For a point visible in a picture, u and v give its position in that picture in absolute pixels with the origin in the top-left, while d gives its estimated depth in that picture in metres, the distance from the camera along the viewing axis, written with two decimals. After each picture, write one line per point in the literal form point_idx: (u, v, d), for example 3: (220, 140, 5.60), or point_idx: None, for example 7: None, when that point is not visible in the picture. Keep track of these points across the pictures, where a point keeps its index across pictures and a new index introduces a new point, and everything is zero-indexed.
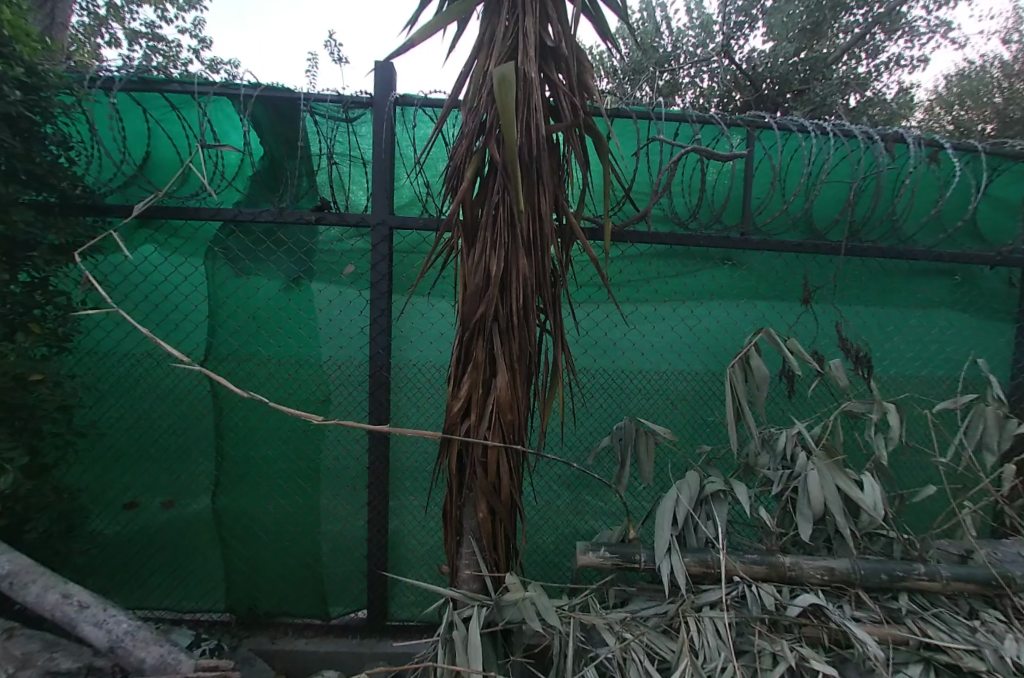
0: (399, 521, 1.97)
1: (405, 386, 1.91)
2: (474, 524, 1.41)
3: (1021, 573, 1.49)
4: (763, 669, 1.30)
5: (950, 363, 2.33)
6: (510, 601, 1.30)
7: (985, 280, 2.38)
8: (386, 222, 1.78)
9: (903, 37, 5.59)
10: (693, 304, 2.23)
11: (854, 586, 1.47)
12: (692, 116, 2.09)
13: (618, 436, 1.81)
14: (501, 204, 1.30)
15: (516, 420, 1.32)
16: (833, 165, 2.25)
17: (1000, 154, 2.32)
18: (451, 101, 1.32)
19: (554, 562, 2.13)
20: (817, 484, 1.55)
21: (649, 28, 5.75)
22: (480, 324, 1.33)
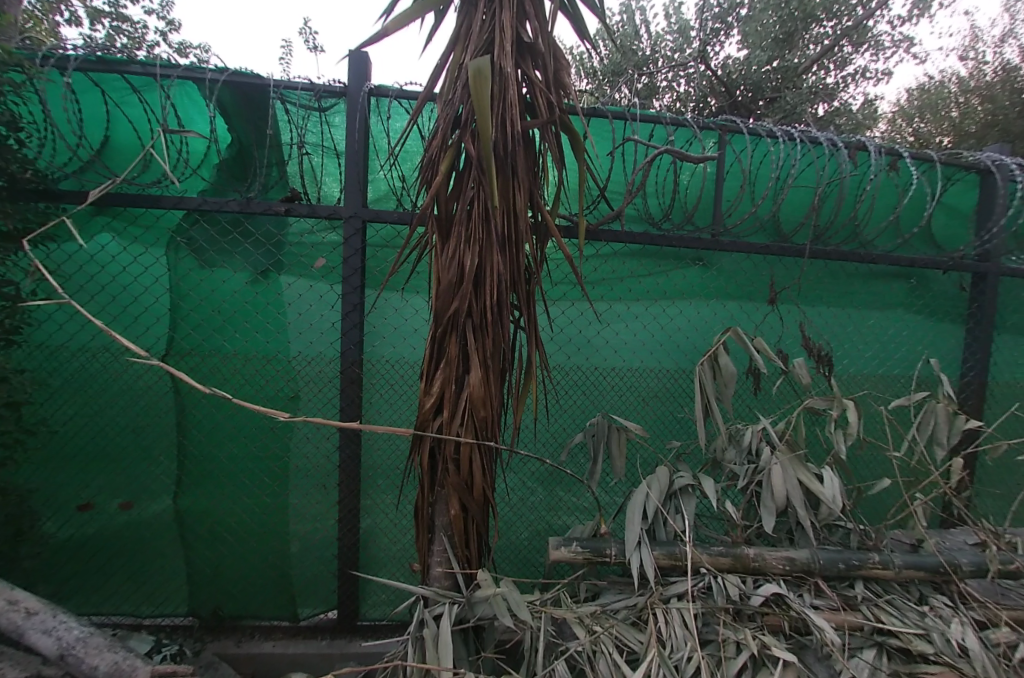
0: (370, 519, 1.94)
1: (377, 382, 1.88)
2: (445, 521, 1.40)
3: (966, 560, 1.58)
4: (727, 657, 1.33)
5: (905, 362, 2.45)
6: (482, 597, 1.31)
7: (939, 284, 2.51)
8: (359, 215, 1.76)
9: (868, 50, 5.81)
10: (665, 303, 2.26)
11: (814, 575, 1.52)
12: (666, 118, 2.12)
13: (591, 432, 1.82)
14: (475, 199, 1.29)
15: (489, 416, 1.31)
16: (800, 171, 2.33)
17: (955, 165, 2.44)
18: (426, 93, 1.31)
19: (527, 558, 2.15)
20: (779, 477, 1.61)
21: (628, 30, 5.81)
22: (454, 321, 1.32)
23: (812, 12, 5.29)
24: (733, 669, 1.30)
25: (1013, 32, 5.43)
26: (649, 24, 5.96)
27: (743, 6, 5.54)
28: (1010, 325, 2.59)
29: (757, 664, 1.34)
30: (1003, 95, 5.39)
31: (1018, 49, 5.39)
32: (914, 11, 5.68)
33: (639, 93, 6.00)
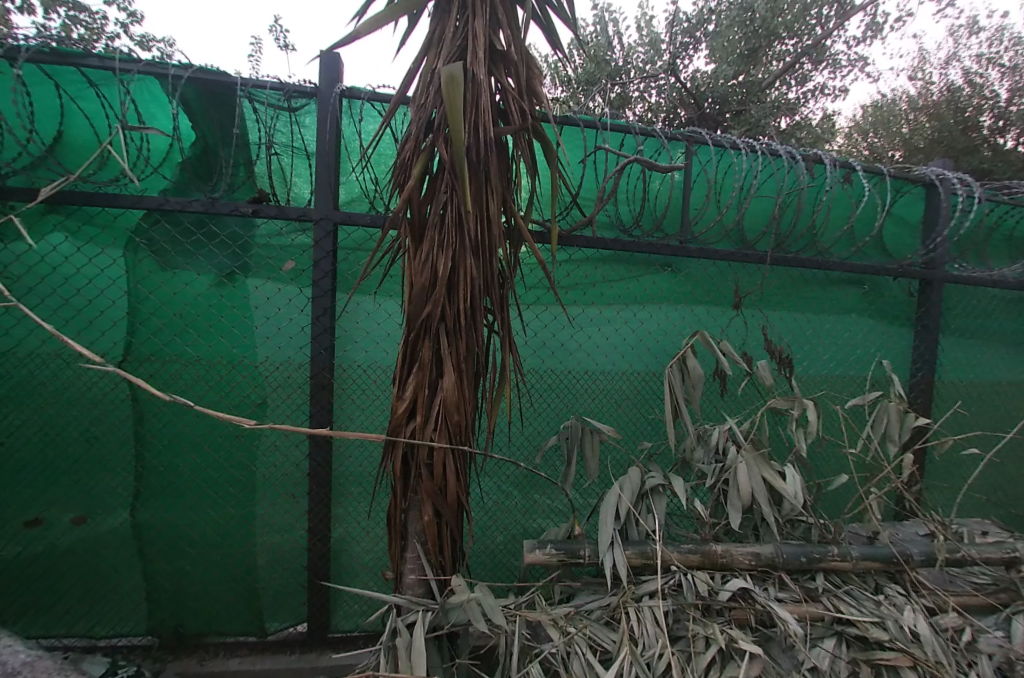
0: (342, 526, 1.91)
1: (349, 387, 1.85)
2: (419, 527, 1.38)
3: (917, 551, 1.66)
4: (696, 653, 1.37)
5: (861, 364, 2.57)
6: (456, 603, 1.30)
7: (891, 290, 2.65)
8: (330, 217, 1.74)
9: (827, 68, 6.10)
10: (636, 308, 2.31)
11: (778, 569, 1.58)
12: (636, 127, 2.18)
13: (564, 435, 1.84)
14: (449, 204, 1.30)
15: (463, 421, 1.31)
16: (761, 182, 2.43)
17: (903, 178, 2.59)
18: (399, 97, 1.30)
19: (502, 562, 2.14)
20: (745, 475, 1.66)
21: (601, 40, 5.94)
22: (427, 324, 1.31)
23: (775, 30, 5.52)
24: (702, 663, 1.34)
25: (956, 55, 5.80)
26: (621, 36, 6.10)
27: (711, 21, 5.72)
28: (955, 329, 2.75)
29: (725, 657, 1.38)
30: (948, 113, 5.73)
31: (961, 71, 5.75)
32: (868, 32, 6.00)
33: (612, 102, 6.12)
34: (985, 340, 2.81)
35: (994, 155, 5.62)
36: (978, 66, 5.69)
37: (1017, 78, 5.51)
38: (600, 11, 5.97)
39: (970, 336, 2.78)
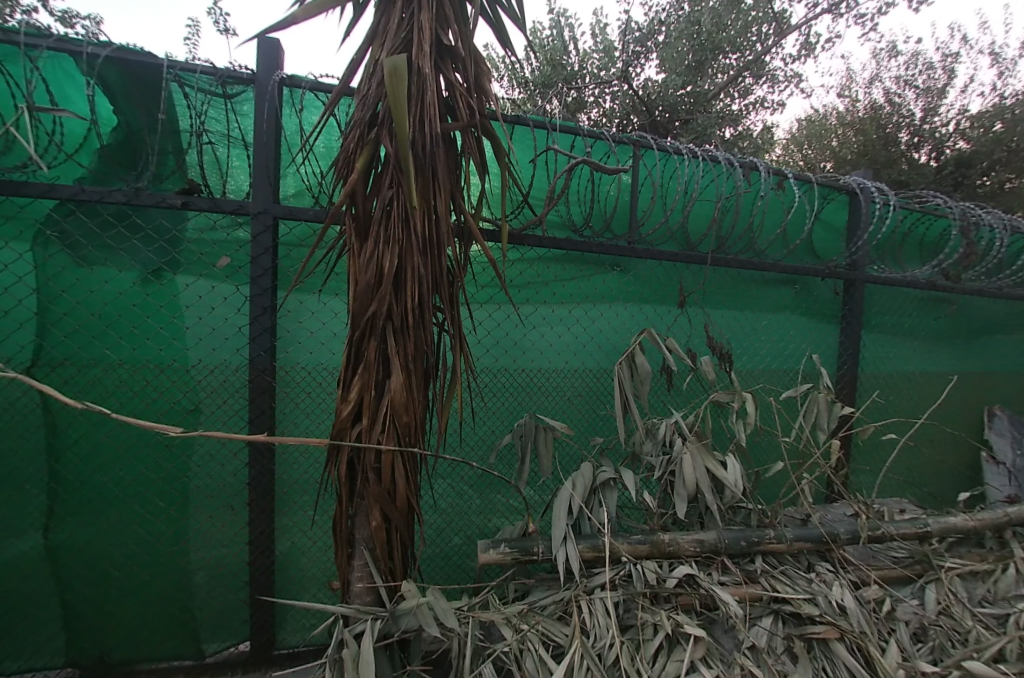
0: (286, 535, 1.82)
1: (292, 389, 1.77)
2: (366, 533, 1.34)
3: (844, 530, 1.79)
4: (645, 640, 1.41)
5: (794, 358, 2.75)
6: (406, 609, 1.27)
7: (820, 289, 2.85)
8: (270, 211, 1.66)
9: (766, 82, 6.47)
10: (587, 307, 2.35)
11: (720, 554, 1.65)
12: (584, 130, 2.22)
13: (518, 433, 1.84)
14: (394, 200, 1.26)
15: (413, 422, 1.28)
16: (702, 186, 2.54)
17: (830, 186, 2.78)
18: (342, 87, 1.26)
19: (457, 564, 2.11)
20: (689, 466, 1.73)
21: (557, 45, 6.06)
22: (372, 324, 1.27)
23: (720, 44, 5.80)
24: (650, 650, 1.37)
25: (879, 76, 6.30)
26: (576, 41, 6.22)
27: (661, 32, 5.94)
28: (875, 325, 2.99)
29: (672, 642, 1.42)
30: (872, 129, 6.21)
31: (883, 90, 6.25)
32: (802, 51, 6.41)
33: (569, 105, 6.24)
34: (901, 335, 3.07)
35: (911, 168, 6.15)
36: (897, 88, 6.21)
37: (930, 99, 6.04)
38: (557, 15, 6.05)
39: (888, 332, 3.03)
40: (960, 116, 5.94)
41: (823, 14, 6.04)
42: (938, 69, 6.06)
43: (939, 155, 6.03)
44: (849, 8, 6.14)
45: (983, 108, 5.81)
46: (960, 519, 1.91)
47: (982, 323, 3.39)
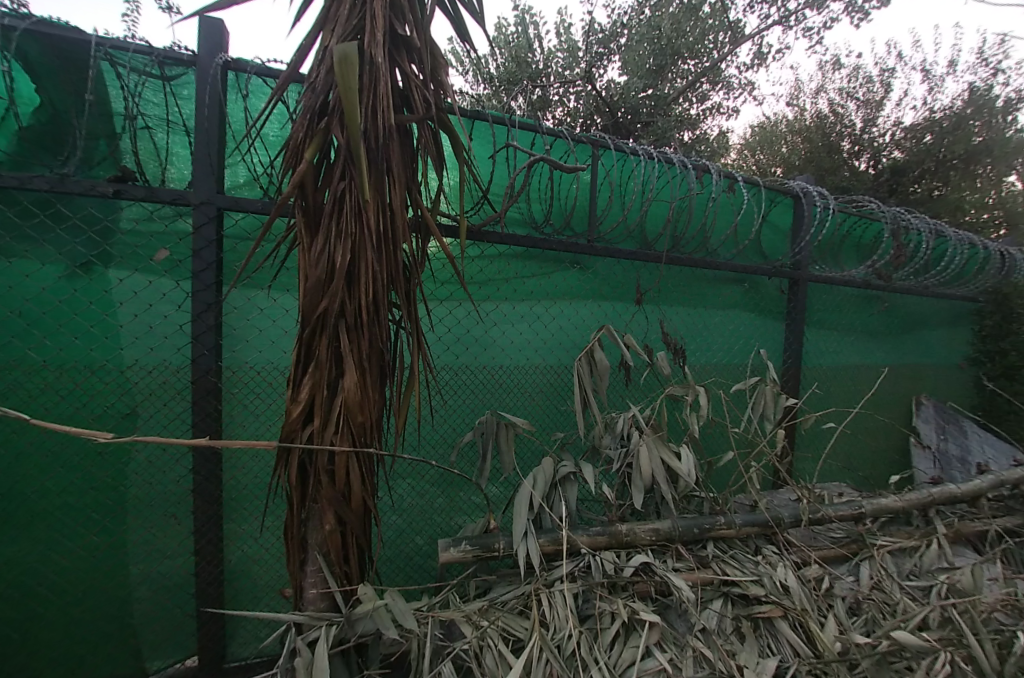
0: (235, 542, 1.75)
1: (241, 390, 1.70)
2: (320, 537, 1.30)
3: (787, 514, 1.89)
4: (603, 629, 1.43)
5: (744, 353, 2.88)
6: (362, 613, 1.24)
7: (767, 288, 2.99)
8: (214, 201, 1.58)
9: (721, 89, 6.72)
10: (547, 304, 2.37)
11: (675, 542, 1.71)
12: (543, 127, 2.23)
13: (479, 430, 1.83)
14: (346, 192, 1.22)
15: (368, 421, 1.25)
16: (658, 187, 2.60)
17: (776, 190, 2.91)
18: (290, 73, 1.21)
19: (418, 565, 2.08)
20: (646, 457, 1.77)
21: (522, 42, 6.09)
22: (324, 320, 1.22)
23: (678, 50, 5.97)
24: (608, 638, 1.40)
25: (823, 87, 6.66)
26: (541, 40, 6.26)
27: (623, 35, 6.05)
28: (818, 321, 3.16)
29: (629, 630, 1.45)
30: (817, 137, 6.56)
31: (827, 101, 6.61)
32: (755, 60, 6.69)
33: (534, 103, 6.26)
34: (841, 331, 3.27)
35: (852, 175, 6.53)
36: (840, 99, 6.57)
37: (870, 111, 6.42)
38: (522, 13, 6.06)
39: (830, 328, 3.21)
40: (895, 127, 6.36)
41: (774, 25, 6.32)
42: (876, 83, 6.45)
43: (876, 164, 6.45)
44: (797, 21, 6.45)
45: (915, 121, 6.23)
46: (891, 500, 2.05)
47: (912, 320, 3.65)
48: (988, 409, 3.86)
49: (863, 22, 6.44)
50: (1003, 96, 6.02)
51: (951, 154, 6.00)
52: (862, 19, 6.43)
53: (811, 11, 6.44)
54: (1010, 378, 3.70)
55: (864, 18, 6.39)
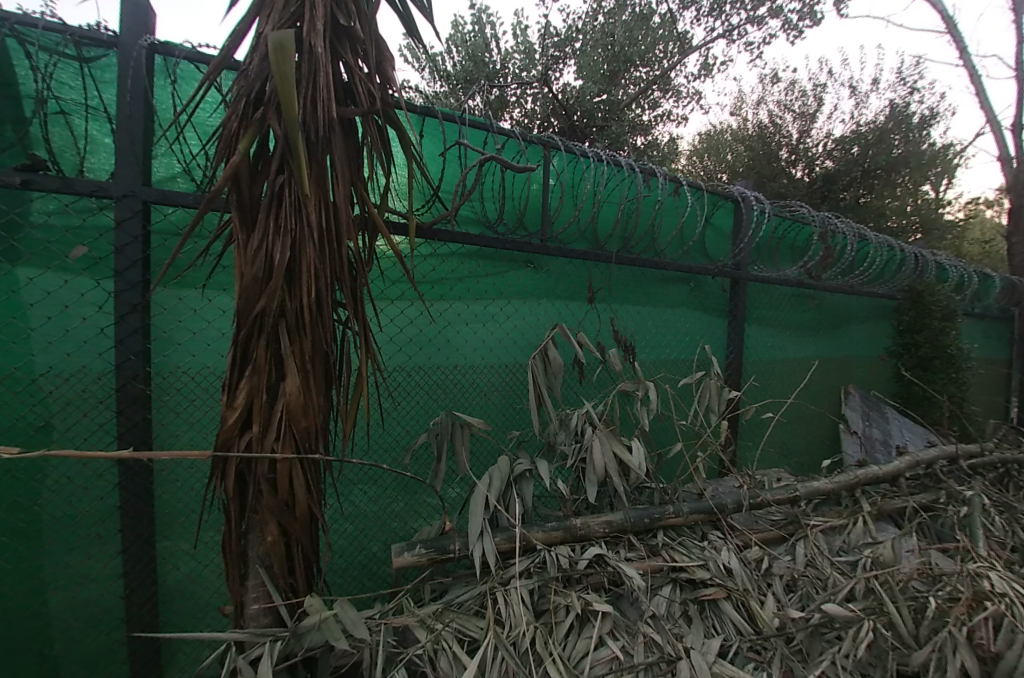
0: (169, 560, 1.64)
1: (174, 396, 1.60)
2: (261, 550, 1.23)
3: (730, 501, 1.99)
4: (558, 622, 1.45)
5: (690, 348, 3.00)
6: (309, 625, 1.19)
7: (710, 287, 3.12)
8: (139, 194, 1.48)
9: (671, 97, 6.98)
10: (501, 303, 2.37)
11: (627, 532, 1.75)
12: (493, 126, 2.23)
13: (434, 432, 1.80)
14: (285, 186, 1.17)
15: (312, 426, 1.20)
16: (607, 188, 2.66)
17: (718, 193, 3.05)
18: (221, 60, 1.14)
19: (372, 572, 2.02)
20: (598, 452, 1.81)
21: (479, 42, 6.10)
22: (262, 321, 1.16)
23: (631, 57, 6.14)
24: (562, 631, 1.41)
25: (764, 98, 7.04)
26: (498, 40, 6.29)
27: (578, 40, 6.17)
28: (758, 318, 3.34)
29: (582, 622, 1.47)
30: (758, 144, 6.94)
31: (768, 112, 6.99)
32: (701, 70, 7.00)
33: (491, 103, 6.27)
34: (779, 326, 3.47)
35: (789, 182, 6.96)
36: (778, 110, 6.97)
37: (805, 123, 6.85)
38: (478, 12, 6.05)
39: (768, 324, 3.40)
40: (827, 139, 6.81)
41: (718, 38, 6.63)
42: (810, 97, 6.88)
43: (810, 172, 6.89)
44: (740, 35, 6.80)
45: (845, 133, 6.70)
46: (822, 483, 2.20)
47: (841, 316, 3.93)
48: (906, 397, 4.21)
49: (797, 40, 6.87)
50: (919, 113, 6.59)
51: (876, 165, 6.53)
52: (797, 36, 6.86)
53: (752, 27, 6.80)
54: (924, 368, 4.06)
55: (798, 35, 6.82)
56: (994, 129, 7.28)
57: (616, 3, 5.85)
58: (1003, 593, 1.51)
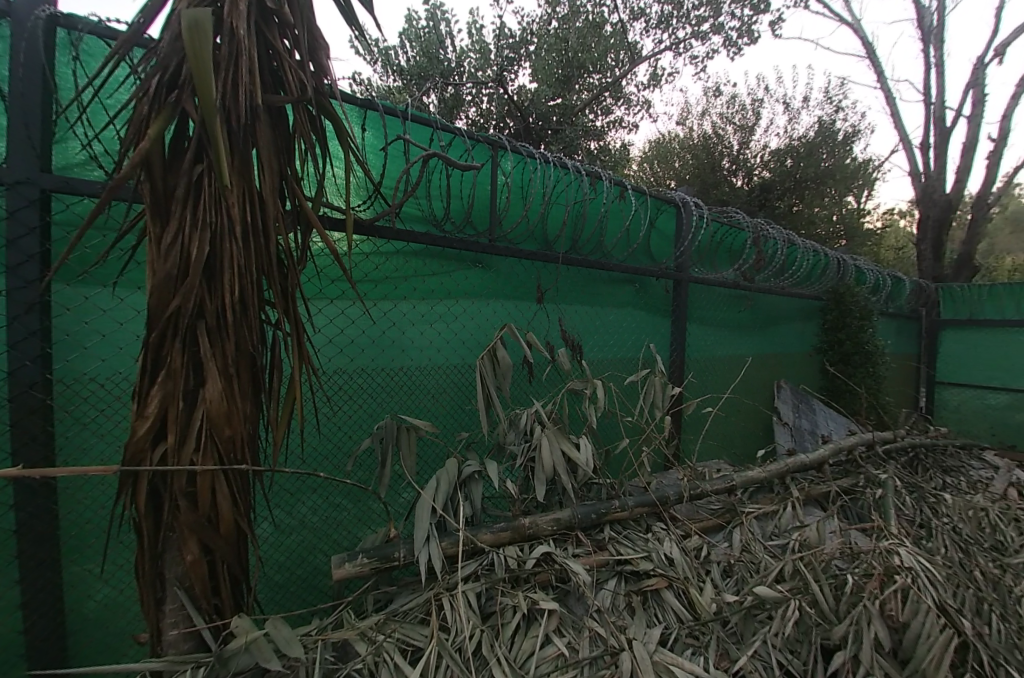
0: (77, 587, 1.48)
1: (80, 406, 1.45)
2: (181, 570, 1.13)
3: (672, 493, 2.05)
4: (505, 624, 1.43)
5: (635, 347, 3.09)
6: (237, 648, 1.11)
7: (654, 288, 3.21)
8: (36, 182, 1.34)
9: (623, 104, 7.16)
10: (450, 303, 2.33)
11: (574, 529, 1.77)
12: (437, 122, 2.18)
13: (378, 436, 1.73)
14: (203, 177, 1.08)
15: (237, 435, 1.11)
16: (554, 190, 2.67)
17: (661, 198, 3.15)
18: (128, 36, 1.04)
19: (313, 586, 1.92)
20: (547, 451, 1.81)
21: (433, 38, 6.03)
22: (178, 322, 1.07)
23: (584, 63, 6.25)
24: (509, 632, 1.39)
25: (707, 110, 7.37)
26: (453, 38, 6.22)
27: (532, 43, 6.22)
28: (699, 317, 3.49)
29: (529, 621, 1.46)
30: (702, 153, 7.26)
31: (711, 123, 7.33)
32: (650, 81, 7.23)
33: (446, 102, 6.24)
34: (718, 325, 3.63)
35: (730, 190, 7.32)
36: (721, 122, 7.32)
37: (745, 134, 7.21)
38: (433, 8, 5.95)
39: (709, 323, 3.55)
40: (765, 151, 7.20)
41: (665, 50, 6.88)
42: (749, 111, 7.26)
43: (749, 180, 7.29)
44: (685, 48, 7.09)
45: (780, 145, 7.12)
46: (757, 472, 2.31)
47: (774, 315, 4.17)
48: (830, 390, 4.52)
49: (737, 56, 7.24)
50: (843, 129, 7.12)
51: (805, 175, 7.00)
52: (736, 52, 7.24)
53: (696, 41, 7.10)
54: (846, 364, 4.38)
55: (737, 52, 7.20)
56: (906, 147, 7.98)
57: (569, 10, 5.95)
58: (910, 567, 1.64)
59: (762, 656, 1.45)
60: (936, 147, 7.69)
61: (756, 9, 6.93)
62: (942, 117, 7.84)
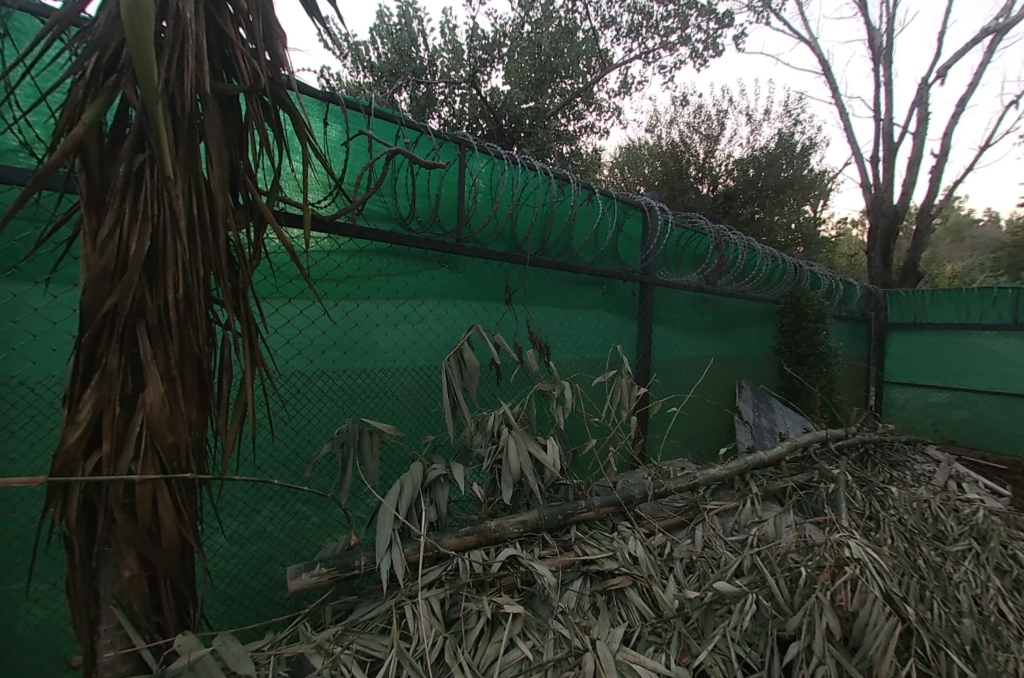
0: (4, 609, 1.37)
1: (7, 412, 1.35)
2: (118, 587, 1.06)
3: (637, 492, 2.08)
4: (469, 629, 1.41)
5: (602, 348, 3.11)
6: (180, 668, 1.05)
7: (621, 290, 3.25)
8: None
9: (594, 110, 7.24)
10: (416, 303, 2.29)
11: (541, 531, 1.76)
12: (401, 118, 2.13)
13: (340, 440, 1.68)
14: (145, 167, 1.02)
15: (181, 442, 1.05)
16: (522, 191, 2.66)
17: (627, 202, 3.18)
18: (60, 15, 0.96)
19: (269, 597, 1.84)
20: (514, 453, 1.79)
21: (405, 35, 5.95)
22: (115, 322, 1.00)
23: (556, 68, 6.29)
24: (472, 638, 1.37)
25: (676, 117, 7.53)
26: (426, 36, 6.15)
27: (505, 45, 6.22)
28: (665, 319, 3.55)
29: (493, 626, 1.44)
30: (669, 160, 7.43)
31: (678, 130, 7.49)
32: (620, 87, 7.33)
33: (418, 100, 6.17)
34: (683, 327, 3.71)
35: (696, 196, 7.51)
36: (688, 131, 7.50)
37: (710, 143, 7.41)
38: (405, 5, 5.86)
39: (673, 325, 3.62)
40: (729, 159, 7.42)
41: (635, 58, 7.00)
42: (715, 121, 7.48)
43: (714, 187, 7.50)
44: (654, 57, 7.23)
45: (743, 154, 7.35)
46: (719, 470, 2.36)
47: (736, 318, 4.29)
48: (788, 390, 4.68)
49: (703, 67, 7.45)
50: (801, 142, 7.43)
51: (767, 183, 7.25)
52: (702, 64, 7.44)
53: (664, 51, 7.25)
54: (802, 364, 4.55)
55: (704, 63, 7.40)
56: (858, 159, 8.37)
57: (542, 14, 5.98)
58: (858, 558, 1.69)
59: (722, 650, 1.47)
60: (885, 159, 8.10)
61: (721, 23, 7.14)
62: (890, 132, 8.28)
